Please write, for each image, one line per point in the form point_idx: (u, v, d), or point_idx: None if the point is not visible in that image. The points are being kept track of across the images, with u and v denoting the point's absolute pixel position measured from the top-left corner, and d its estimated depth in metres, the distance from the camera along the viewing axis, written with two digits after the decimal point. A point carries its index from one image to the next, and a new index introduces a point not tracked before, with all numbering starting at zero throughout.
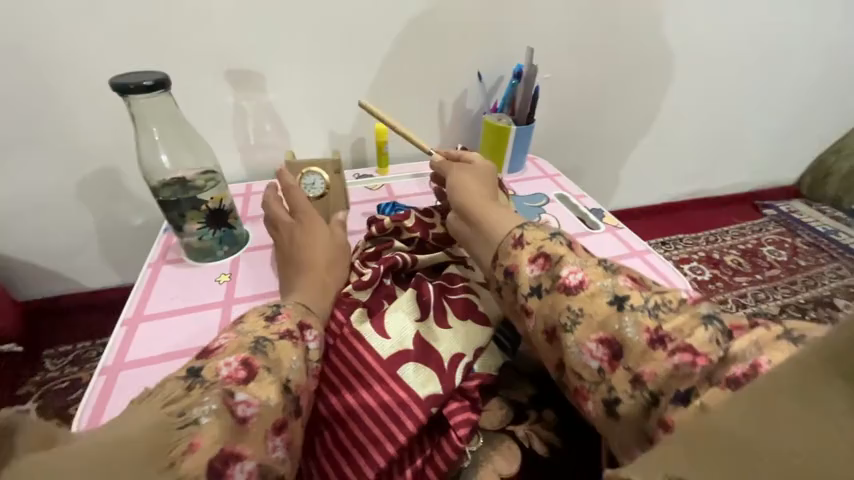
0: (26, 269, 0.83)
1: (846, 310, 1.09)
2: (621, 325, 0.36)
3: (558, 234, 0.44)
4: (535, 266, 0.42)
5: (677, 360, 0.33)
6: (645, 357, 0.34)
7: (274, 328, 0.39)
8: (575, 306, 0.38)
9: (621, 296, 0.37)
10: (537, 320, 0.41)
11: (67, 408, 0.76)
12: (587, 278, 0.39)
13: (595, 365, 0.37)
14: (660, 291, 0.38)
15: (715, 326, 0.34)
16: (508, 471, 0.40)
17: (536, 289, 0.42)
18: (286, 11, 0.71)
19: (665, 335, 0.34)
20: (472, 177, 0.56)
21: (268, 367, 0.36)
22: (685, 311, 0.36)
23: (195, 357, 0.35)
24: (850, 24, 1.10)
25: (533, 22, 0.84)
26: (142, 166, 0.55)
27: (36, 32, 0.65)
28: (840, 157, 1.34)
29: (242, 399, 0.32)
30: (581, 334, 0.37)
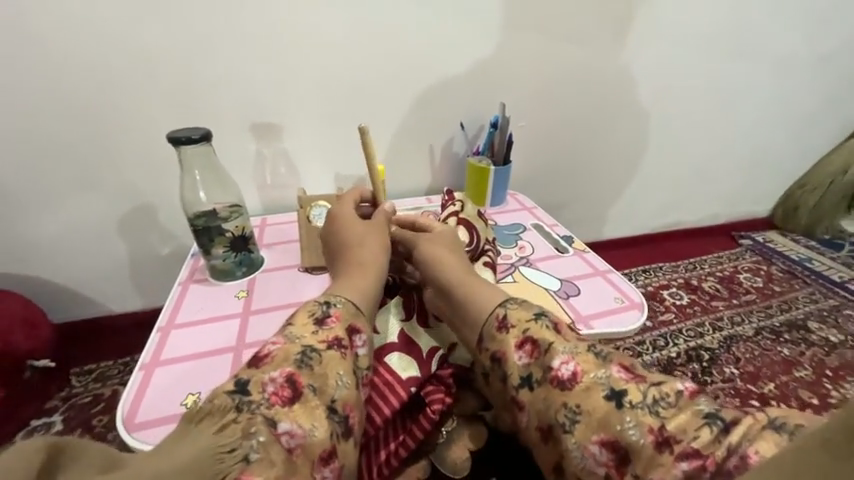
0: (66, 293, 0.95)
1: (819, 333, 1.14)
2: (622, 426, 0.39)
3: (542, 315, 0.49)
4: (525, 355, 0.47)
5: (686, 468, 0.36)
6: (654, 464, 0.38)
7: (323, 335, 0.46)
8: (572, 403, 0.42)
9: (618, 391, 0.41)
10: (533, 415, 0.45)
11: (91, 418, 0.87)
12: (579, 369, 0.43)
13: (603, 472, 0.40)
14: (657, 383, 0.41)
15: (715, 426, 0.37)
16: (474, 446, 0.54)
17: (529, 380, 0.46)
18: (300, 78, 0.88)
19: (670, 437, 0.38)
20: (447, 253, 0.60)
21: (313, 387, 0.43)
22: (685, 408, 0.39)
23: (248, 366, 0.42)
24: (793, 75, 1.24)
25: (506, 81, 1.00)
26: (184, 200, 0.67)
27: (101, 98, 0.81)
28: (806, 191, 1.44)
29: (286, 429, 0.39)
30: (582, 434, 0.41)
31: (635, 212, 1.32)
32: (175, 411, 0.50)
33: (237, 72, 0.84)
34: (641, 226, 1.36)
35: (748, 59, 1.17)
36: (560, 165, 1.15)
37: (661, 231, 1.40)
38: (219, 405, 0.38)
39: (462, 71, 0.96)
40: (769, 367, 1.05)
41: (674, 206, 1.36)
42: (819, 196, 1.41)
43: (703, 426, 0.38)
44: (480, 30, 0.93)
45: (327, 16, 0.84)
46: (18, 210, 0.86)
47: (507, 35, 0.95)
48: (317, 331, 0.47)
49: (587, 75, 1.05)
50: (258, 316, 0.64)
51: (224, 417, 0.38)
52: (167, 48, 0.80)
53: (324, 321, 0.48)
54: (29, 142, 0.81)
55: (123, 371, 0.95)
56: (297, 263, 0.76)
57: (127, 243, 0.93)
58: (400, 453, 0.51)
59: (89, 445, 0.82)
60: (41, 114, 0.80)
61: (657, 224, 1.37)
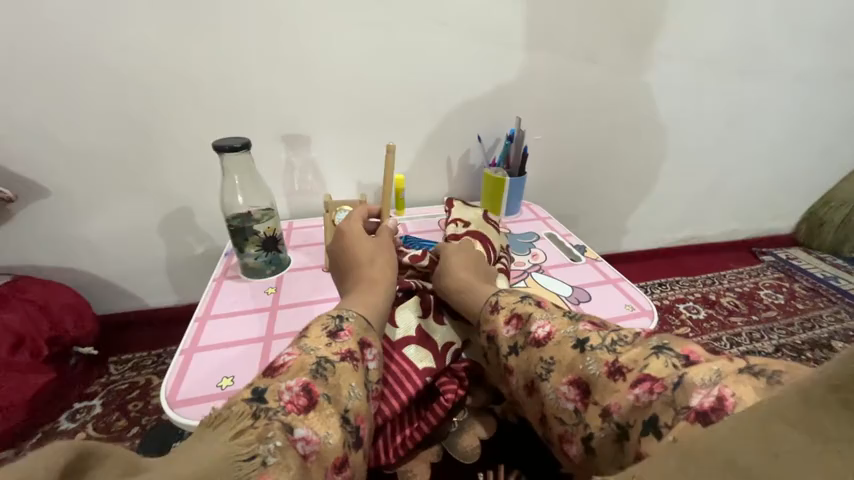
0: (109, 287, 1.03)
1: (843, 352, 1.11)
2: (585, 365, 0.43)
3: (527, 297, 0.54)
4: (512, 328, 0.51)
5: (639, 393, 0.38)
6: (609, 391, 0.40)
7: (336, 348, 0.47)
8: (546, 356, 0.46)
9: (581, 338, 0.45)
10: (519, 376, 0.49)
11: (126, 403, 0.95)
12: (553, 329, 0.47)
13: (572, 406, 0.43)
14: (616, 329, 0.45)
15: (667, 355, 0.39)
16: (484, 434, 0.59)
17: (515, 348, 0.50)
18: (329, 93, 0.95)
19: (622, 367, 0.40)
20: (459, 258, 0.66)
21: (327, 395, 0.43)
22: (640, 344, 0.42)
23: (264, 374, 0.43)
24: (815, 91, 1.24)
25: (523, 96, 1.04)
26: (223, 202, 0.74)
27: (151, 111, 0.90)
28: (831, 207, 1.40)
29: (302, 435, 0.39)
30: (555, 379, 0.45)
31: (651, 225, 1.33)
32: (213, 392, 0.56)
33: (273, 89, 0.92)
34: (658, 239, 1.36)
35: (767, 76, 1.18)
36: (575, 177, 1.17)
37: (678, 245, 1.39)
38: (238, 411, 0.37)
39: (480, 88, 1.01)
40: None
41: (691, 220, 1.35)
42: (844, 213, 1.38)
43: (654, 355, 0.39)
44: (498, 49, 0.98)
45: (356, 37, 0.91)
46: (73, 210, 0.95)
47: (523, 54, 1.00)
48: (331, 343, 0.48)
49: (602, 91, 1.08)
50: (285, 311, 0.69)
51: (240, 422, 0.36)
52: (212, 66, 0.88)
53: (338, 334, 0.49)
54: (88, 149, 0.91)
55: (156, 362, 1.03)
56: (320, 263, 0.81)
57: (166, 242, 1.01)
58: (414, 437, 0.54)
59: (125, 428, 0.89)
60: (99, 124, 0.89)
61: (674, 238, 1.37)
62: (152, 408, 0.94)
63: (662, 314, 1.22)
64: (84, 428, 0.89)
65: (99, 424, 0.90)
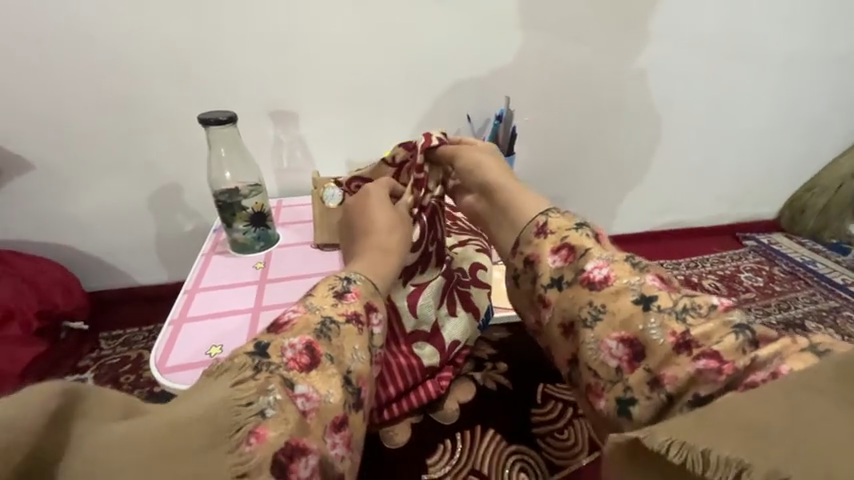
0: (96, 264, 1.03)
1: (816, 331, 1.16)
2: (645, 326, 0.45)
3: (583, 226, 0.53)
4: (559, 259, 0.53)
5: (701, 367, 0.41)
6: (668, 363, 0.43)
7: (342, 309, 0.49)
8: (597, 302, 0.48)
9: (648, 297, 0.46)
10: (557, 312, 0.52)
11: (119, 377, 0.96)
12: (612, 274, 0.48)
13: (615, 364, 0.46)
14: (690, 296, 0.46)
15: (742, 335, 0.42)
16: (464, 398, 0.65)
17: (559, 282, 0.52)
18: (316, 70, 0.93)
19: (690, 341, 0.43)
20: (496, 164, 0.67)
21: (330, 356, 0.45)
22: (715, 319, 0.43)
23: (268, 330, 0.45)
24: (802, 76, 1.24)
25: (512, 76, 1.04)
26: (211, 177, 0.74)
27: (134, 84, 0.88)
28: (814, 193, 1.42)
29: (303, 392, 0.42)
30: (602, 331, 0.47)
31: (639, 209, 1.34)
32: (202, 359, 0.58)
33: (259, 65, 0.91)
34: (645, 223, 1.38)
35: (756, 61, 1.18)
36: (564, 159, 1.18)
37: (665, 229, 1.41)
38: (239, 363, 0.40)
39: (470, 67, 1.00)
40: None
41: (678, 204, 1.37)
42: (826, 200, 1.41)
43: (729, 335, 0.42)
44: (489, 28, 0.97)
45: (343, 13, 0.90)
46: (60, 185, 0.94)
47: (514, 33, 0.99)
48: (337, 303, 0.50)
49: (592, 72, 1.08)
50: (274, 284, 0.70)
51: (242, 373, 0.39)
52: (198, 39, 0.87)
53: (344, 295, 0.51)
54: (71, 123, 0.89)
55: (147, 337, 1.04)
56: (309, 240, 0.82)
57: (155, 219, 1.01)
58: (402, 408, 0.62)
59: None
60: (83, 97, 0.88)
61: (661, 222, 1.39)
62: (144, 381, 0.95)
63: None
64: None
65: None
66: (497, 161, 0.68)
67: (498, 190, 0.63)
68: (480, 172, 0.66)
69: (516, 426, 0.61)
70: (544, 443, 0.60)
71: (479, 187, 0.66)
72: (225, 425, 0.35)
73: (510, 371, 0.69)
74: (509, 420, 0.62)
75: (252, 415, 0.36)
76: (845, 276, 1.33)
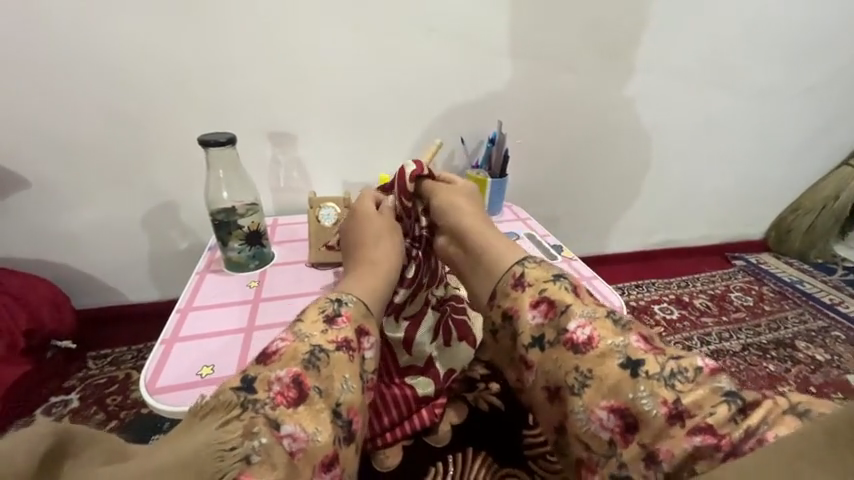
0: (88, 281, 1.03)
1: (806, 351, 1.17)
2: (636, 396, 0.45)
3: (561, 277, 0.55)
4: (539, 314, 0.54)
5: (698, 443, 0.42)
6: (665, 437, 0.43)
7: (332, 336, 0.49)
8: (583, 367, 0.48)
9: (635, 361, 0.46)
10: (541, 375, 0.53)
11: (104, 397, 0.94)
12: (595, 334, 0.49)
13: (607, 437, 0.46)
14: (677, 359, 0.46)
15: (733, 404, 0.42)
16: (457, 419, 0.65)
17: (540, 341, 0.53)
18: (315, 93, 0.96)
19: (684, 411, 0.43)
20: (471, 207, 0.70)
21: (319, 389, 0.45)
22: (704, 386, 0.44)
23: (257, 361, 0.45)
24: (782, 103, 1.30)
25: (504, 101, 1.08)
26: (208, 196, 0.75)
27: (136, 106, 0.90)
28: (798, 215, 1.46)
29: (289, 432, 0.41)
30: (591, 399, 0.47)
31: (630, 228, 1.37)
32: (192, 380, 0.57)
33: (257, 87, 0.94)
34: (636, 242, 1.40)
35: (737, 89, 1.24)
36: (555, 180, 1.21)
37: (656, 249, 1.43)
38: (224, 402, 0.40)
39: (464, 92, 1.04)
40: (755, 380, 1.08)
41: (667, 225, 1.40)
42: (810, 221, 1.44)
43: (721, 403, 0.42)
44: (482, 55, 1.01)
45: (342, 39, 0.93)
46: (56, 203, 0.95)
47: (506, 60, 1.03)
48: (327, 330, 0.49)
49: (581, 98, 1.12)
50: (268, 303, 0.71)
51: (228, 413, 0.39)
52: (202, 63, 0.90)
53: (334, 320, 0.50)
54: (70, 141, 0.91)
55: (135, 357, 1.02)
56: (304, 259, 0.83)
57: (149, 237, 1.01)
58: (396, 435, 0.61)
59: (103, 421, 0.89)
60: (85, 117, 0.90)
61: (651, 242, 1.41)
62: (131, 402, 0.93)
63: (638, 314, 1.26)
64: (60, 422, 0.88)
65: (76, 418, 0.90)
66: (476, 209, 0.70)
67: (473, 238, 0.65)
68: (455, 212, 0.69)
69: (508, 449, 0.62)
70: (536, 465, 0.60)
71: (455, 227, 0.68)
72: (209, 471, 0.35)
73: (502, 391, 0.69)
74: (501, 441, 0.62)
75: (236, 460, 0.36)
76: (832, 296, 1.35)
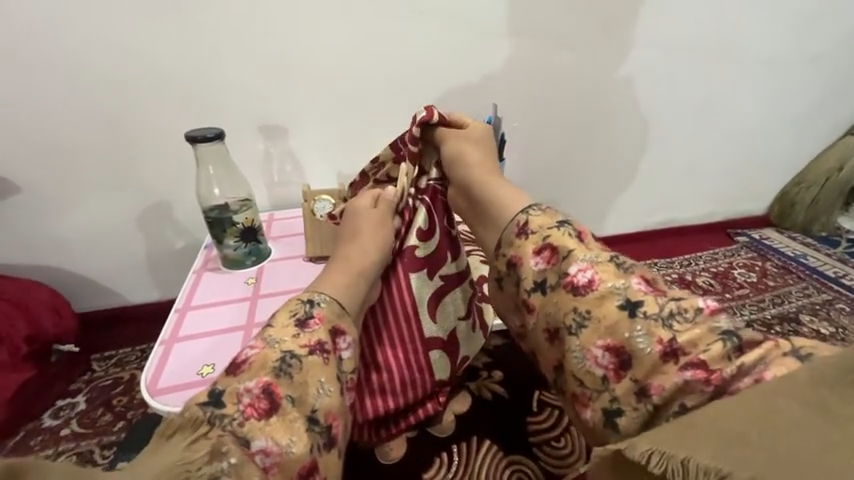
0: (87, 285, 1.02)
1: (809, 325, 1.16)
2: (632, 334, 0.46)
3: (565, 223, 0.53)
4: (542, 260, 0.53)
5: (688, 377, 0.43)
6: (657, 372, 0.45)
7: (305, 340, 0.48)
8: (582, 309, 0.49)
9: (634, 302, 0.47)
10: (541, 318, 0.53)
11: (111, 399, 0.94)
12: (597, 277, 0.49)
13: (601, 373, 0.47)
14: (676, 299, 0.47)
15: (729, 343, 0.43)
16: (460, 409, 0.65)
17: (543, 285, 0.53)
18: (304, 84, 0.94)
19: (678, 349, 0.44)
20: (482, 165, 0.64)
21: (291, 398, 0.45)
22: (701, 325, 0.45)
23: (226, 371, 0.44)
24: (785, 73, 1.26)
25: (498, 85, 1.05)
26: (200, 194, 0.74)
27: (122, 104, 0.88)
28: (802, 188, 1.44)
29: (261, 447, 0.42)
30: (587, 339, 0.48)
31: (631, 209, 1.35)
32: (193, 380, 0.57)
33: (244, 79, 0.91)
34: (637, 223, 1.38)
35: (739, 61, 1.20)
36: (554, 163, 1.19)
37: (658, 228, 1.42)
38: (190, 419, 0.39)
39: (457, 76, 1.01)
40: None
41: (668, 204, 1.38)
42: (814, 194, 1.42)
43: (716, 342, 0.44)
44: (474, 37, 0.98)
45: (328, 26, 0.90)
46: (47, 207, 0.93)
47: (499, 41, 1.00)
48: (299, 334, 0.48)
49: (579, 77, 1.09)
50: (266, 299, 0.70)
51: (196, 431, 0.39)
52: (186, 57, 0.87)
53: (307, 323, 0.49)
54: (58, 143, 0.89)
55: (139, 358, 1.03)
56: (301, 253, 0.82)
57: (145, 238, 1.00)
58: (401, 426, 0.62)
59: (111, 422, 0.90)
60: (69, 118, 0.88)
61: (653, 222, 1.40)
62: (138, 402, 0.94)
63: None
64: (69, 425, 0.89)
65: (84, 420, 0.90)
66: (486, 162, 0.65)
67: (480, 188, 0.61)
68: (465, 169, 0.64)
69: (511, 436, 0.62)
70: (541, 452, 0.60)
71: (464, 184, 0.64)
72: None
73: (506, 379, 0.69)
74: (505, 430, 0.62)
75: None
76: (836, 269, 1.34)
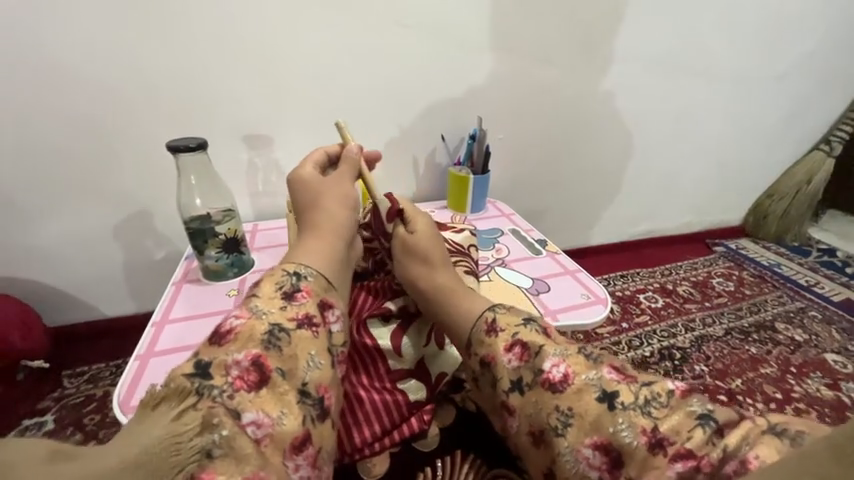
0: (61, 297, 0.99)
1: (785, 332, 1.20)
2: (616, 428, 0.43)
3: (530, 320, 0.53)
4: (514, 357, 0.50)
5: (680, 470, 0.40)
6: (648, 467, 0.41)
7: (292, 312, 0.47)
8: (564, 406, 0.45)
9: (610, 393, 0.44)
10: (524, 420, 0.48)
11: (82, 418, 0.90)
12: (570, 371, 0.46)
13: (596, 475, 0.43)
14: (648, 384, 0.45)
15: (708, 427, 0.41)
16: (444, 422, 0.65)
17: (520, 385, 0.49)
18: (290, 94, 0.94)
19: (663, 439, 0.41)
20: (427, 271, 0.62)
21: (281, 370, 0.44)
22: (679, 411, 0.43)
23: (212, 341, 0.44)
24: (755, 90, 1.33)
25: (483, 98, 1.07)
26: (180, 205, 0.72)
27: (102, 112, 0.87)
28: (774, 200, 1.50)
29: (252, 419, 0.40)
30: (575, 438, 0.44)
31: (613, 219, 1.38)
32: None
33: (230, 88, 0.91)
34: (619, 233, 1.42)
35: (712, 78, 1.26)
36: (537, 174, 1.21)
37: (639, 239, 1.45)
38: (177, 388, 0.38)
39: (443, 89, 1.03)
40: (737, 364, 1.11)
41: (649, 214, 1.42)
42: (785, 205, 1.49)
43: (696, 428, 0.41)
44: (460, 51, 1.00)
45: (315, 37, 0.91)
46: (20, 217, 0.90)
47: (484, 55, 1.03)
48: (286, 306, 0.48)
49: (561, 91, 1.12)
50: None
51: (183, 401, 0.37)
52: (170, 65, 0.86)
53: (294, 296, 0.49)
54: (33, 151, 0.86)
55: (114, 373, 0.99)
56: None
57: (123, 248, 0.98)
58: (384, 443, 0.60)
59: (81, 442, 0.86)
60: (47, 126, 0.85)
61: (635, 232, 1.43)
62: (110, 420, 0.90)
63: (624, 304, 1.27)
64: None
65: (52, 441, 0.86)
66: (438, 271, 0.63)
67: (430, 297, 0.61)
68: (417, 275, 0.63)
69: (494, 449, 0.61)
70: (526, 465, 0.59)
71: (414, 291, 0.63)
72: (167, 467, 0.33)
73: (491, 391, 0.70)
74: (488, 443, 0.62)
75: (194, 454, 0.34)
76: (808, 277, 1.39)
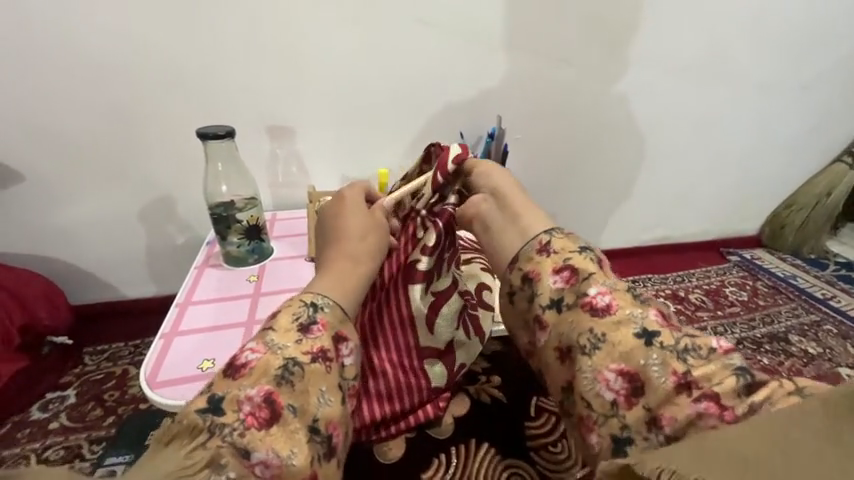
0: (84, 277, 1.02)
1: (799, 344, 1.19)
2: (646, 362, 0.42)
3: (586, 248, 0.51)
4: (561, 280, 0.50)
5: (701, 410, 0.39)
6: (668, 403, 0.41)
7: (307, 347, 0.47)
8: (597, 330, 0.45)
9: (651, 332, 0.44)
10: (554, 336, 0.48)
11: (101, 394, 0.93)
12: (615, 303, 0.46)
13: (610, 398, 0.43)
14: (691, 336, 0.44)
15: (743, 379, 0.40)
16: (459, 413, 0.67)
17: (559, 304, 0.49)
18: (312, 87, 0.96)
19: (692, 381, 0.40)
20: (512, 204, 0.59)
21: (293, 407, 0.43)
22: (715, 361, 0.41)
23: (225, 374, 0.43)
24: (777, 98, 1.31)
25: (502, 97, 1.07)
26: (207, 189, 0.74)
27: (132, 98, 0.89)
28: (792, 211, 1.48)
29: (261, 459, 0.40)
30: (600, 361, 0.44)
31: (627, 224, 1.37)
32: (193, 374, 0.57)
33: (255, 81, 0.93)
34: (632, 238, 1.41)
35: (733, 85, 1.24)
36: (553, 175, 1.21)
37: (652, 244, 1.44)
38: (189, 425, 0.38)
39: (462, 87, 1.04)
40: (749, 374, 1.10)
41: (664, 220, 1.41)
42: (804, 216, 1.46)
43: (730, 377, 0.40)
44: (480, 49, 1.01)
45: (338, 32, 0.92)
46: (49, 198, 0.93)
47: (503, 54, 1.03)
48: (301, 340, 0.47)
49: (578, 94, 1.12)
50: (267, 298, 0.70)
51: (193, 440, 0.38)
52: (197, 54, 0.88)
53: (310, 329, 0.48)
54: (64, 135, 0.89)
55: (133, 352, 1.02)
56: (303, 253, 0.82)
57: (145, 231, 1.00)
58: (400, 427, 0.62)
59: (101, 417, 0.88)
60: (80, 111, 0.88)
61: (648, 237, 1.43)
62: (129, 398, 0.93)
63: None
64: (57, 418, 0.88)
65: (73, 414, 0.89)
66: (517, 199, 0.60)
67: (512, 220, 0.57)
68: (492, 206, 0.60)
69: (510, 439, 0.63)
70: (539, 456, 0.61)
71: (492, 216, 0.59)
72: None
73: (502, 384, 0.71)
74: (504, 433, 0.64)
75: None
76: (824, 290, 1.37)
